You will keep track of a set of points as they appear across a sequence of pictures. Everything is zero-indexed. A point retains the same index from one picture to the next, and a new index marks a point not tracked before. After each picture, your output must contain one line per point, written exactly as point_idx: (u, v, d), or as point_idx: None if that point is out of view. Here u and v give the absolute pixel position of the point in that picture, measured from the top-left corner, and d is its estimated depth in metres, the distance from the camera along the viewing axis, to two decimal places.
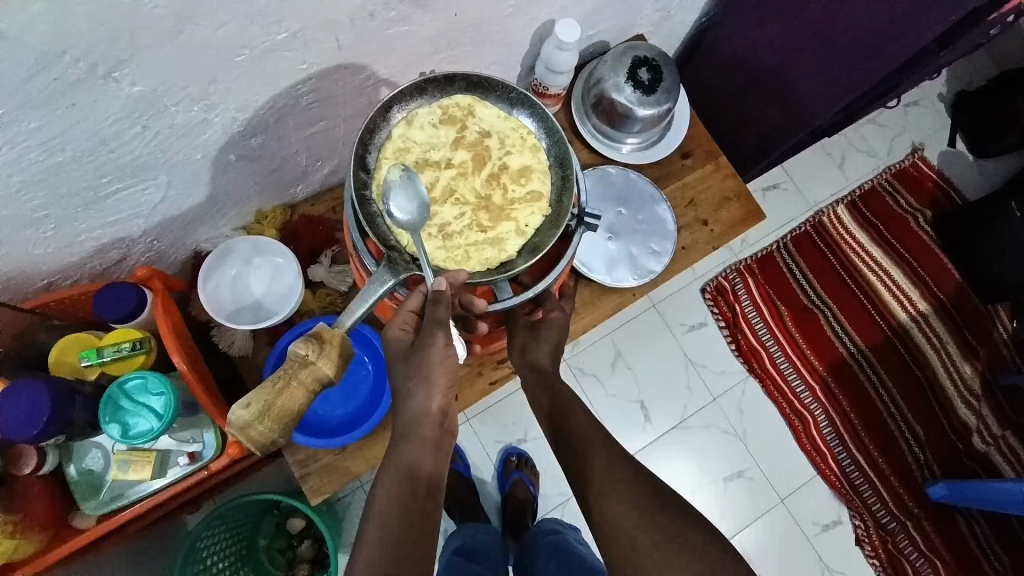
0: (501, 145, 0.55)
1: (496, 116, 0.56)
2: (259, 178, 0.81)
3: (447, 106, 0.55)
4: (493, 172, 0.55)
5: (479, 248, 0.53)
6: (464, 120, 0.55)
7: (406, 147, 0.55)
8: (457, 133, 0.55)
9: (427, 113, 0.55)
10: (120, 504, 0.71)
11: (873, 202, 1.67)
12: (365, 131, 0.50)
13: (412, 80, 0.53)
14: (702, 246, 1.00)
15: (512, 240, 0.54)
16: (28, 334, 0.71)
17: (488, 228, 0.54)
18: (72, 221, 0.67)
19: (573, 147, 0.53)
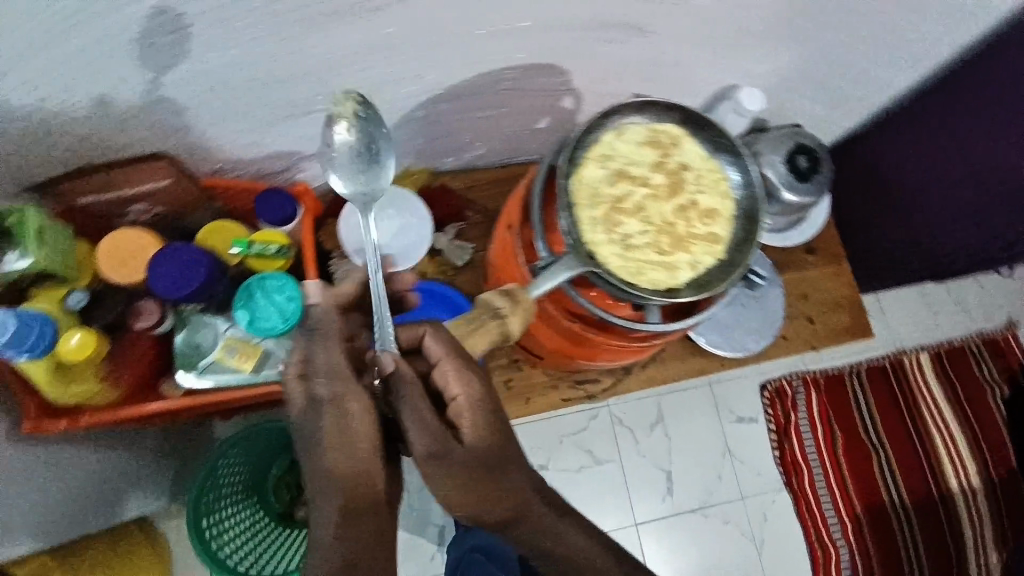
0: (695, 182, 0.57)
1: (699, 152, 0.57)
2: (426, 140, 0.85)
3: (657, 131, 0.57)
4: (682, 205, 0.56)
5: (651, 269, 0.54)
6: (668, 148, 0.57)
7: (610, 154, 0.56)
8: (659, 157, 0.57)
9: (636, 130, 0.57)
10: (211, 385, 0.74)
11: (956, 360, 1.62)
12: (588, 130, 0.52)
13: (641, 97, 0.55)
14: (802, 342, 0.99)
15: (684, 272, 0.55)
16: (188, 208, 0.75)
17: (666, 253, 0.55)
18: (267, 125, 0.70)
19: (768, 204, 0.54)
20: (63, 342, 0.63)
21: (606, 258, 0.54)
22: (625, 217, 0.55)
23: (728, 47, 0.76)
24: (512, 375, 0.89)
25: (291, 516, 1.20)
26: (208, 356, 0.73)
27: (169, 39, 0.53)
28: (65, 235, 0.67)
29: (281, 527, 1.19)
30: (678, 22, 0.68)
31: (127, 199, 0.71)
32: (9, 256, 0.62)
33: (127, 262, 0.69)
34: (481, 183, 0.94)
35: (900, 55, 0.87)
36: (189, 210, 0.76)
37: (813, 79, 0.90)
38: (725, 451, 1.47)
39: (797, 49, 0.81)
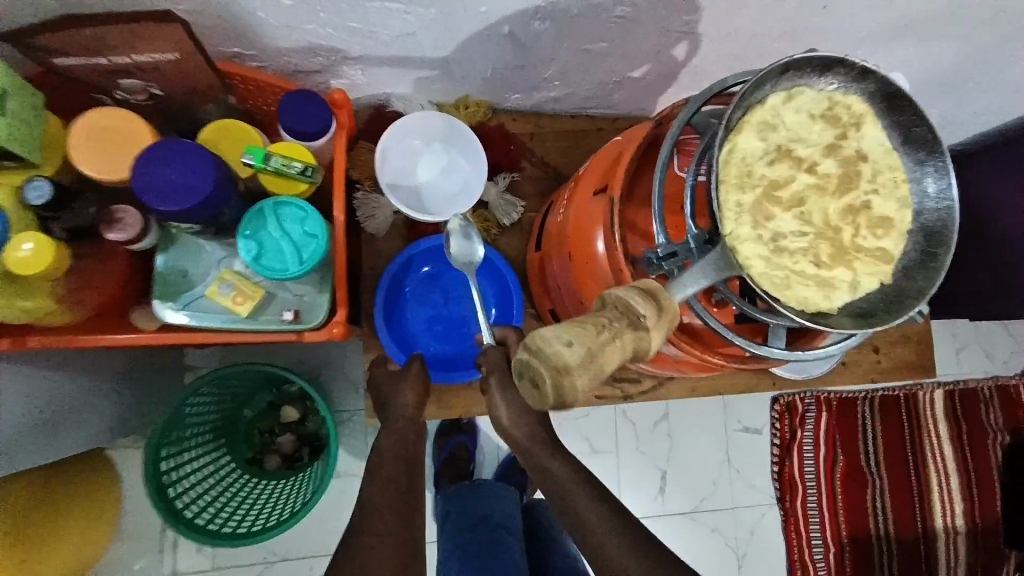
0: (872, 179, 0.44)
1: (884, 143, 0.44)
2: (498, 66, 0.69)
3: (836, 104, 0.44)
4: (852, 206, 0.43)
5: (802, 281, 0.41)
6: (846, 128, 0.44)
7: (773, 121, 0.43)
8: (833, 138, 0.44)
9: (811, 98, 0.44)
10: (191, 323, 0.59)
11: (967, 401, 1.50)
12: (770, 83, 0.38)
13: (838, 54, 0.41)
14: (861, 372, 0.89)
15: (841, 293, 0.42)
16: (197, 98, 0.60)
17: (823, 264, 0.42)
18: (313, 9, 0.53)
19: (965, 225, 0.42)
20: (11, 247, 0.48)
21: (750, 258, 0.40)
22: (779, 208, 0.42)
23: (894, 17, 0.61)
24: None
25: (261, 466, 1.08)
26: (196, 288, 0.60)
27: None
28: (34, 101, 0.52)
29: (248, 475, 1.07)
30: None
31: (117, 72, 0.55)
32: None
33: (106, 153, 0.54)
34: (546, 132, 0.80)
35: None
36: (196, 101, 0.60)
37: (956, 80, 0.76)
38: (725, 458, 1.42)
39: (963, 38, 0.66)
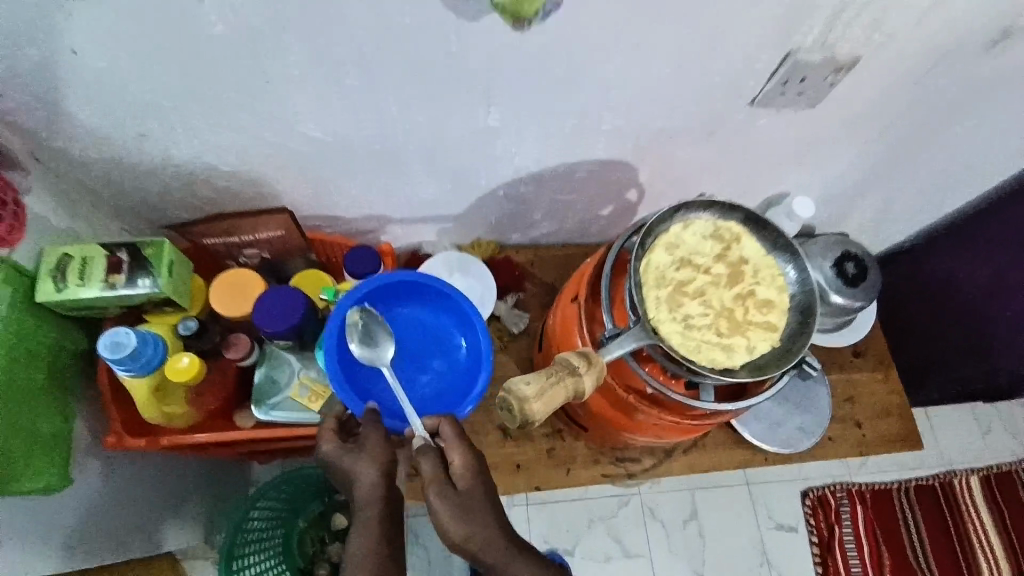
0: (754, 274, 0.63)
1: (758, 250, 0.64)
2: (500, 215, 0.94)
3: (719, 226, 0.65)
4: (741, 293, 0.62)
5: (710, 348, 0.59)
6: (728, 242, 0.64)
7: (675, 241, 0.63)
8: (720, 249, 0.64)
9: (700, 224, 0.65)
10: (277, 420, 0.79)
11: (1008, 486, 1.50)
12: (661, 219, 0.60)
13: (708, 197, 0.62)
14: (848, 444, 0.98)
15: (741, 355, 0.59)
16: (286, 256, 0.85)
17: (724, 335, 0.60)
18: (372, 190, 0.80)
19: (823, 302, 0.60)
20: (173, 361, 0.72)
21: (667, 333, 0.58)
22: (686, 298, 0.61)
23: (784, 160, 0.84)
24: (554, 445, 0.92)
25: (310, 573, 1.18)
26: (283, 393, 0.80)
27: (322, 110, 0.64)
28: (184, 267, 0.76)
29: None
30: (740, 136, 0.76)
31: (240, 245, 0.81)
32: (139, 283, 0.71)
33: (229, 299, 0.78)
34: (542, 258, 1.03)
35: (943, 178, 0.93)
36: (285, 258, 0.85)
37: (864, 194, 0.95)
38: (762, 559, 1.38)
39: (848, 165, 0.88)
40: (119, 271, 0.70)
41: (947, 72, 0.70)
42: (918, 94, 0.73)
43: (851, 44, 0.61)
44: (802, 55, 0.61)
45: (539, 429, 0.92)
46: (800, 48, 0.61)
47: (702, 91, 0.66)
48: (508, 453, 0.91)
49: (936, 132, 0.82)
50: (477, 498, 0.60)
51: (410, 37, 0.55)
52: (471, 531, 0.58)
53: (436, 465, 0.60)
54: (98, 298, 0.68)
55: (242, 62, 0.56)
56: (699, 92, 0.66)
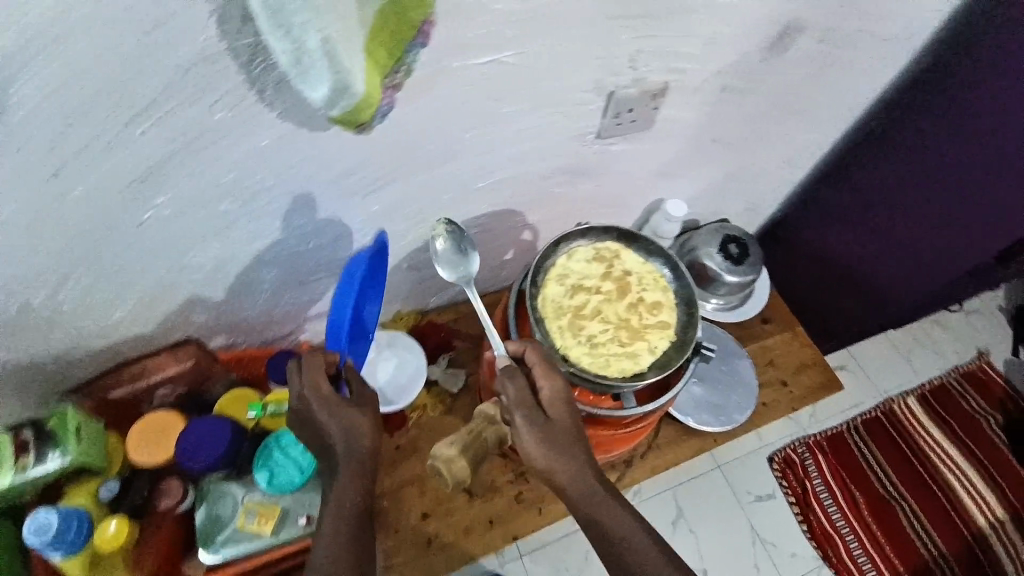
0: (639, 282, 0.70)
1: (636, 260, 0.71)
2: (412, 285, 0.97)
3: (598, 248, 0.71)
4: (633, 301, 0.68)
5: (619, 358, 0.64)
6: (609, 259, 0.71)
7: (563, 272, 0.69)
8: (604, 267, 0.70)
9: (581, 251, 0.71)
10: (230, 556, 0.74)
11: (942, 397, 1.60)
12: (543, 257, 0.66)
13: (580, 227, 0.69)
14: (782, 405, 1.07)
15: (646, 356, 0.65)
16: (206, 383, 0.83)
17: (628, 344, 0.65)
18: (278, 296, 0.81)
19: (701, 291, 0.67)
20: (100, 532, 0.70)
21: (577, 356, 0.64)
22: (586, 319, 0.66)
23: (651, 177, 0.91)
24: (521, 488, 0.93)
25: None
26: (229, 527, 0.75)
27: (206, 239, 0.65)
28: (97, 427, 0.76)
29: None
30: (604, 166, 0.83)
31: (152, 387, 0.80)
32: (48, 458, 0.71)
33: (149, 445, 0.76)
34: (465, 314, 1.06)
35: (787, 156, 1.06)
36: (205, 385, 0.83)
37: (730, 184, 1.06)
38: (755, 536, 1.38)
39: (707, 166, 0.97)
40: (26, 451, 0.70)
41: (753, 76, 0.78)
42: (735, 99, 0.81)
43: (658, 73, 0.69)
44: (620, 92, 0.70)
45: (502, 476, 0.93)
46: (617, 88, 0.69)
47: (554, 138, 0.73)
48: (478, 510, 0.91)
49: (768, 123, 0.92)
50: (563, 431, 0.58)
51: (271, 158, 0.58)
52: (557, 465, 0.57)
53: (522, 392, 0.59)
54: (11, 485, 0.69)
55: (107, 217, 0.57)
56: (552, 139, 0.73)
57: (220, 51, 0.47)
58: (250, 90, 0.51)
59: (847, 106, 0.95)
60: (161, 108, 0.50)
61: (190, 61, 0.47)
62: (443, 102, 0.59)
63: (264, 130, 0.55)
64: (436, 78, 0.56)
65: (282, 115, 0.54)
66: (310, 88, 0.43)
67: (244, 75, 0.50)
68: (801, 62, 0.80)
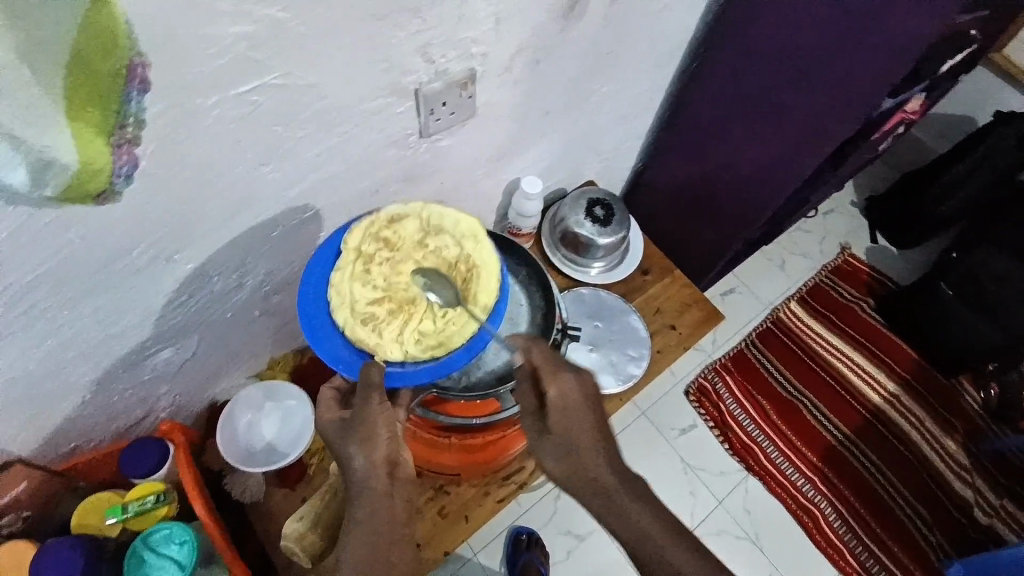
0: (422, 235, 0.70)
1: (383, 213, 0.69)
2: (276, 331, 0.88)
3: (355, 247, 0.68)
4: (425, 250, 0.70)
5: (469, 285, 0.68)
6: (377, 246, 0.69)
7: (354, 301, 0.66)
8: (383, 251, 0.69)
9: (344, 256, 0.67)
10: None
11: (819, 296, 1.75)
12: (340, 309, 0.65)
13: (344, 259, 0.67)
14: (675, 347, 1.12)
15: (478, 255, 0.69)
16: (53, 501, 0.74)
17: (455, 292, 0.68)
18: (111, 385, 0.72)
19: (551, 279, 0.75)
20: None
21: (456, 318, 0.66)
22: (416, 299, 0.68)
23: (494, 159, 0.90)
24: (442, 503, 0.91)
25: None
26: None
27: None
28: None
29: None
30: (439, 162, 0.81)
31: None
32: None
33: None
34: None
35: (623, 114, 1.07)
36: (55, 502, 0.74)
37: (576, 149, 1.07)
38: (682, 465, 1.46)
39: (547, 134, 0.96)
40: None
41: (559, 45, 0.79)
42: (548, 68, 0.81)
43: (459, 62, 0.68)
44: (426, 88, 0.67)
45: (423, 497, 0.90)
46: (420, 85, 0.66)
47: (364, 146, 0.68)
48: None
49: (590, 85, 0.92)
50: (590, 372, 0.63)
51: (21, 251, 0.50)
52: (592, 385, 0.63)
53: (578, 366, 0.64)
54: None
55: None
56: (368, 150, 0.69)
57: None
58: None
59: (660, 53, 1.00)
60: None
61: None
62: (215, 139, 0.54)
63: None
64: (190, 118, 0.51)
65: (10, 202, 0.46)
66: (3, 176, 0.38)
67: None
68: (603, 24, 0.82)
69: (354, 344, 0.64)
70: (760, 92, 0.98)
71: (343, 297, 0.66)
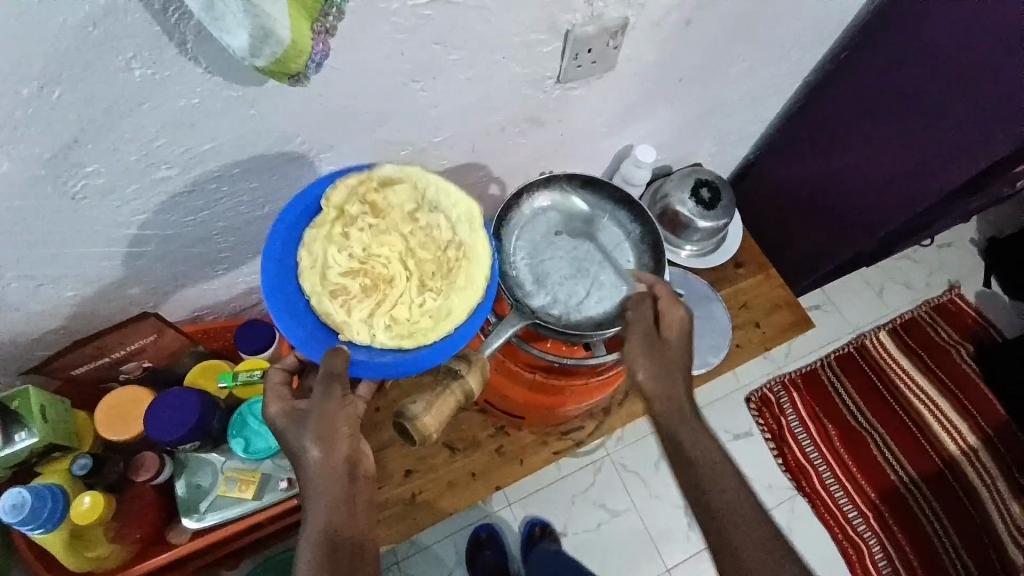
0: (411, 211, 0.64)
1: (376, 173, 0.62)
2: None
3: (337, 205, 0.62)
4: (414, 225, 0.64)
5: (457, 277, 0.64)
6: (362, 209, 0.62)
7: (327, 267, 0.62)
8: (366, 215, 0.62)
9: (324, 214, 0.61)
10: (218, 522, 0.77)
11: (914, 331, 1.63)
12: (312, 276, 0.61)
13: (322, 219, 0.61)
14: (755, 346, 1.09)
15: (469, 248, 0.63)
16: (175, 357, 0.83)
17: (437, 286, 0.64)
18: (240, 265, 0.79)
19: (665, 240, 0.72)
20: (76, 506, 0.71)
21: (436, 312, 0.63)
22: (395, 277, 0.65)
23: (616, 120, 0.90)
24: (502, 442, 0.94)
25: None
26: (210, 496, 0.78)
27: (153, 208, 0.64)
28: (65, 406, 0.76)
29: None
30: (565, 112, 0.82)
31: (118, 362, 0.79)
32: (17, 438, 0.70)
33: (123, 417, 0.77)
34: None
35: (753, 97, 1.03)
36: (175, 359, 0.83)
37: (694, 127, 1.05)
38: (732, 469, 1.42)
39: (673, 104, 0.94)
40: None
41: (713, 9, 0.77)
42: (694, 31, 0.80)
43: (615, 9, 0.68)
44: (578, 31, 0.68)
45: (484, 431, 0.94)
46: (574, 27, 0.67)
47: (506, 83, 0.70)
48: (460, 465, 0.93)
49: (730, 59, 0.90)
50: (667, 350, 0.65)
51: (205, 118, 0.56)
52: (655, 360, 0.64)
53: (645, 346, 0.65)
54: None
55: (36, 185, 0.55)
56: (507, 85, 0.71)
57: (127, 3, 0.44)
58: (169, 42, 0.48)
59: (810, 35, 0.94)
60: (79, 65, 0.47)
61: (100, 15, 0.44)
62: (385, 48, 0.58)
63: (191, 87, 0.52)
64: (369, 20, 0.54)
65: (208, 68, 0.51)
66: (228, 39, 0.42)
67: (158, 25, 0.46)
68: None
69: (320, 316, 0.61)
70: (911, 92, 0.91)
71: (314, 260, 0.61)
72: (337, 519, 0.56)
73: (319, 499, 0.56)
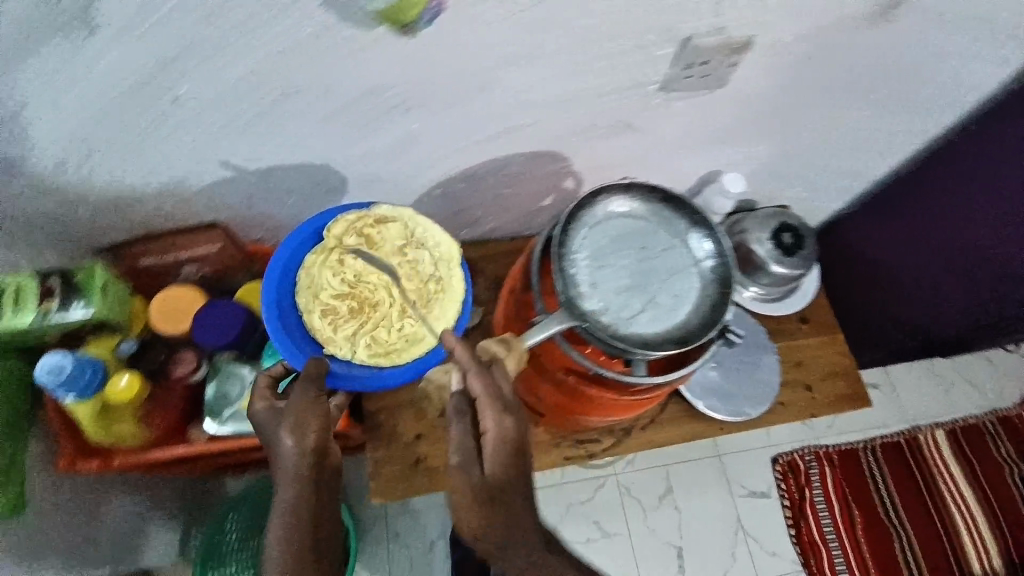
0: (399, 247, 0.76)
1: (372, 212, 0.75)
2: (443, 218, 0.93)
3: (336, 236, 0.75)
4: (402, 258, 0.76)
5: (433, 307, 0.75)
6: (358, 240, 0.75)
7: (321, 288, 0.75)
8: (363, 245, 0.75)
9: (325, 243, 0.75)
10: (236, 431, 0.82)
11: (974, 437, 1.50)
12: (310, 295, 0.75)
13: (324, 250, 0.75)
14: (799, 408, 1.03)
15: (448, 281, 0.76)
16: (230, 271, 0.87)
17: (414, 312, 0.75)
18: (308, 199, 0.81)
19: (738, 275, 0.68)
20: (112, 384, 0.75)
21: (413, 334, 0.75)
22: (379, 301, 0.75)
23: (710, 140, 0.86)
24: None
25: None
26: (235, 405, 0.82)
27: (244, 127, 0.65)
28: (124, 290, 0.80)
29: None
30: (662, 121, 0.79)
31: (179, 263, 0.83)
32: (74, 307, 0.74)
33: (174, 314, 0.81)
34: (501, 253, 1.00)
35: (863, 149, 0.96)
36: (231, 273, 0.87)
37: (790, 167, 0.99)
38: (737, 525, 1.37)
39: (775, 137, 0.88)
40: (52, 297, 0.72)
41: (845, 45, 0.71)
42: (818, 66, 0.74)
43: (743, 25, 0.64)
44: (697, 40, 0.64)
45: None
46: (694, 35, 0.64)
47: (609, 78, 0.68)
48: None
49: (849, 103, 0.83)
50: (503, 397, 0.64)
51: (309, 51, 0.57)
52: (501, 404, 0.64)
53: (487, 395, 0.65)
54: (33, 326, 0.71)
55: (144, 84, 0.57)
56: (611, 81, 0.69)
57: None
58: None
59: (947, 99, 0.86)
60: None
61: None
62: (499, 17, 0.56)
63: (305, 18, 0.53)
64: None
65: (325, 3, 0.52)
66: None
67: None
68: (905, 39, 0.73)
69: (315, 330, 0.74)
70: None
71: (312, 281, 0.75)
72: (302, 502, 0.60)
73: (285, 487, 0.60)
